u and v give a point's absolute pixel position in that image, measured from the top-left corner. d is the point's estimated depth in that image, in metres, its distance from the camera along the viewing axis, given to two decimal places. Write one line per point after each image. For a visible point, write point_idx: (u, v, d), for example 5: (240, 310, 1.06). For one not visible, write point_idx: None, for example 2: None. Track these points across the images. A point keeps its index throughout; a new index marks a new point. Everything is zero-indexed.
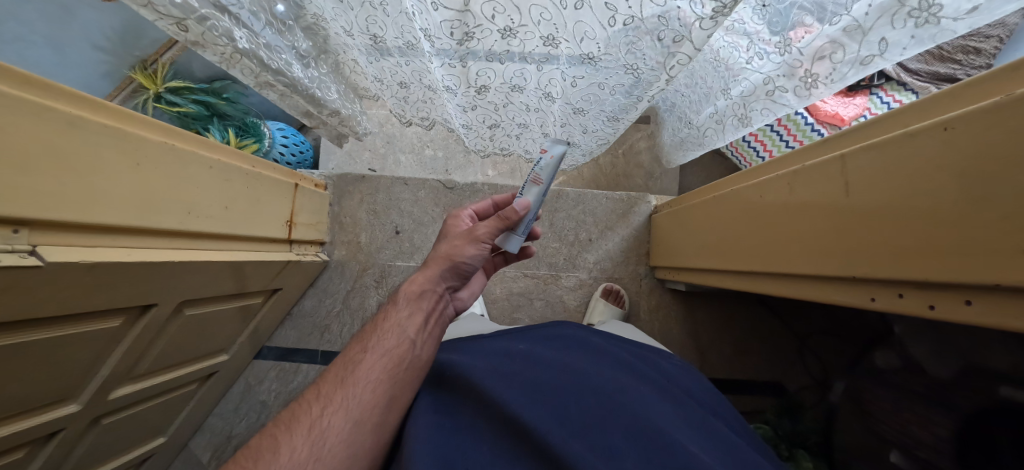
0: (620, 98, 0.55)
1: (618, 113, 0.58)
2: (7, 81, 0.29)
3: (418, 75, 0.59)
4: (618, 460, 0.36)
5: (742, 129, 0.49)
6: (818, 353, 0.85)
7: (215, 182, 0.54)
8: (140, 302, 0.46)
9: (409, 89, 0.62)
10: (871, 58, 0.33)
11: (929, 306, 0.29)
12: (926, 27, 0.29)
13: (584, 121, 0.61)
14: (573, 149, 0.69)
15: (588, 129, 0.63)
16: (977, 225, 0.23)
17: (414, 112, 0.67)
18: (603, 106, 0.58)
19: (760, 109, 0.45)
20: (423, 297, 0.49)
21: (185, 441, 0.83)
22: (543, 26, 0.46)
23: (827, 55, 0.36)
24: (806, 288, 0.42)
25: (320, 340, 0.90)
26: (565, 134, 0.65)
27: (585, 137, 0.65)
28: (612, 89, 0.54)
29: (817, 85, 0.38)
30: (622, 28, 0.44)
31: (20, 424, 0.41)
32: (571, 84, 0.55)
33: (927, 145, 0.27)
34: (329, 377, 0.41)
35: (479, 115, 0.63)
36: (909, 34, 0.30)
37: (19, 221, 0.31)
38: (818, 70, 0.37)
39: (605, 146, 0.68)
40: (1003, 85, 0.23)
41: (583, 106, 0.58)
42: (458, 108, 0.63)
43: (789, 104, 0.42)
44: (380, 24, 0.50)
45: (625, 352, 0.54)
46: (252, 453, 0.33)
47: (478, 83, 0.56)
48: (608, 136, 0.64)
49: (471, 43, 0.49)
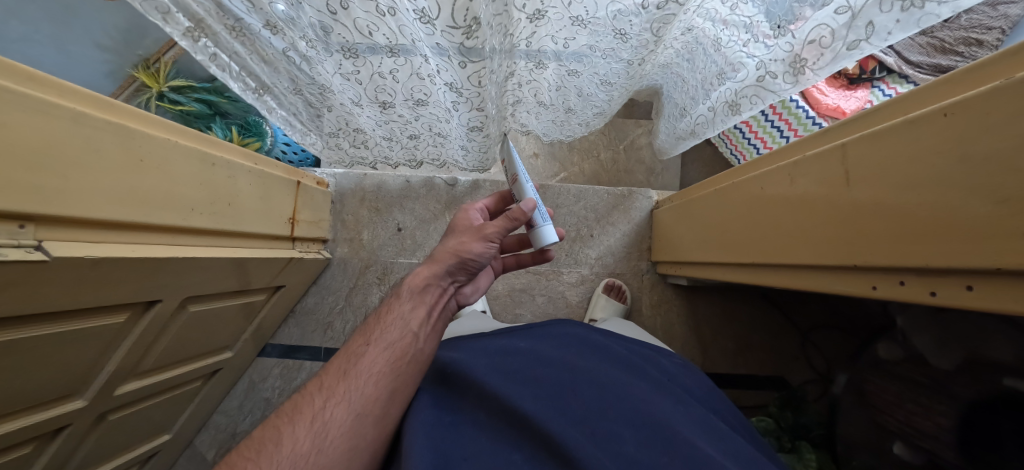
0: (613, 63, 0.53)
1: (610, 78, 0.57)
2: (12, 77, 0.30)
3: (428, 126, 0.62)
4: (617, 445, 0.38)
5: (733, 117, 0.49)
6: (820, 347, 0.85)
7: (218, 179, 0.54)
8: (145, 298, 0.46)
9: (418, 138, 0.65)
10: (858, 43, 0.33)
11: (930, 292, 0.29)
12: (910, 12, 0.29)
13: (580, 83, 0.58)
14: (570, 119, 0.67)
15: (583, 92, 0.60)
16: (977, 211, 0.24)
17: (426, 154, 0.70)
18: (597, 70, 0.55)
19: (750, 96, 0.45)
20: (427, 291, 0.49)
21: (189, 438, 0.84)
22: (529, 5, 0.44)
23: (817, 39, 0.36)
24: (808, 278, 0.43)
25: (323, 337, 0.90)
26: (560, 99, 0.62)
27: (579, 102, 0.63)
28: (602, 54, 0.52)
29: (804, 70, 0.38)
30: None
31: (26, 420, 0.41)
32: (562, 50, 0.51)
33: (929, 132, 0.27)
34: (331, 369, 0.41)
35: (478, 145, 0.65)
36: (895, 18, 0.30)
37: (27, 216, 0.31)
38: (807, 54, 0.37)
39: (600, 120, 0.68)
40: (1007, 68, 0.23)
41: (577, 67, 0.55)
42: (462, 145, 0.67)
43: (779, 92, 0.43)
44: (387, 86, 0.52)
45: (627, 350, 0.55)
46: (256, 444, 0.34)
47: (478, 123, 0.58)
48: (603, 104, 0.63)
49: (483, 81, 0.48)
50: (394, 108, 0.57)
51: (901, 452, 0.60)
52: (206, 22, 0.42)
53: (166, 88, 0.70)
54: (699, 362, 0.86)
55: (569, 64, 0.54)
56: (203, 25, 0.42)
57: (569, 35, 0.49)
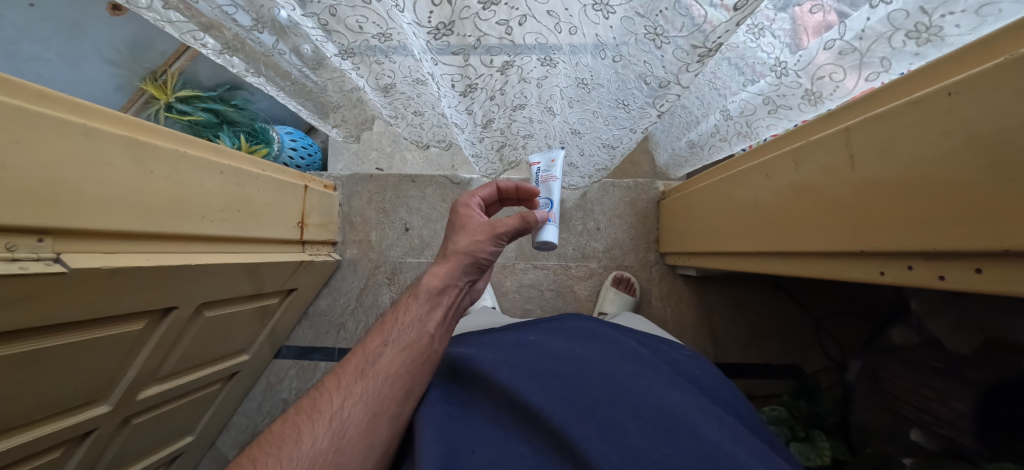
0: (614, 129, 0.54)
1: (613, 143, 0.58)
2: (23, 96, 0.31)
3: (431, 106, 0.58)
4: (623, 440, 0.38)
5: (748, 141, 0.50)
6: (836, 334, 0.84)
7: (231, 188, 0.55)
8: (162, 306, 0.48)
9: (424, 118, 0.61)
10: (877, 74, 0.33)
11: (938, 276, 0.29)
12: (930, 44, 0.29)
13: (581, 144, 0.60)
14: (573, 172, 0.69)
15: (585, 152, 0.63)
16: (984, 192, 0.23)
17: (432, 136, 0.65)
18: (599, 134, 0.56)
19: (766, 125, 0.46)
20: (444, 293, 0.50)
21: (212, 439, 0.87)
22: (540, 50, 0.44)
23: (827, 75, 0.35)
24: (815, 264, 0.42)
25: (336, 338, 0.92)
26: (564, 152, 0.64)
27: (583, 160, 0.65)
28: (605, 120, 0.53)
29: (821, 101, 0.38)
30: (611, 62, 0.42)
31: (53, 425, 0.43)
32: (568, 105, 0.53)
33: (937, 114, 0.26)
34: (349, 368, 0.43)
35: (488, 145, 0.61)
36: (915, 51, 0.30)
37: (44, 230, 0.33)
38: (820, 88, 0.37)
39: (604, 173, 0.69)
40: (1009, 44, 0.23)
41: (580, 129, 0.57)
42: (468, 144, 0.61)
43: (793, 118, 0.42)
44: (387, 74, 0.50)
45: (640, 346, 0.54)
46: (276, 440, 0.36)
47: (484, 119, 0.54)
48: (605, 162, 0.65)
49: (474, 94, 0.48)
50: (398, 93, 0.54)
51: (918, 437, 0.60)
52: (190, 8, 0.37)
53: (174, 99, 0.72)
54: (709, 352, 0.86)
55: (575, 121, 0.56)
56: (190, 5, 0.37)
57: (573, 95, 0.51)
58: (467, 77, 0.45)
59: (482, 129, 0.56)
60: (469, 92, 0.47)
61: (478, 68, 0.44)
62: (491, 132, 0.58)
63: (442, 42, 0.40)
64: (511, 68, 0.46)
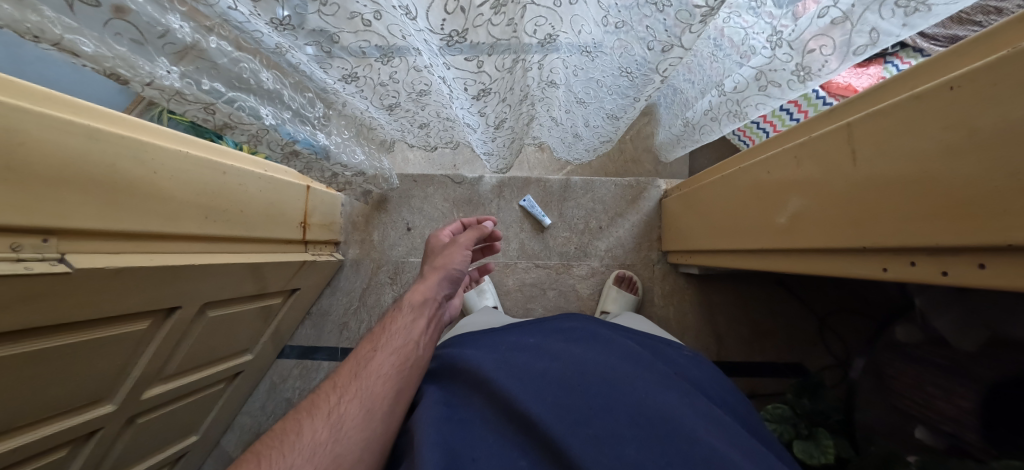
0: (618, 98, 0.54)
1: (617, 113, 0.58)
2: (23, 96, 0.31)
3: (435, 113, 0.60)
4: (619, 449, 0.37)
5: (737, 122, 0.50)
6: (839, 332, 0.83)
7: (234, 188, 0.56)
8: (166, 305, 0.48)
9: (428, 127, 0.64)
10: (864, 48, 0.32)
11: (942, 272, 0.29)
12: (917, 15, 0.28)
13: (586, 113, 0.61)
14: (577, 143, 0.73)
15: (590, 122, 0.63)
16: (988, 186, 0.23)
17: (438, 137, 0.69)
18: (603, 103, 0.56)
19: (754, 104, 0.46)
20: (426, 305, 0.52)
21: (216, 438, 0.87)
22: (540, 32, 0.42)
23: (817, 48, 0.34)
24: (818, 260, 0.42)
25: (339, 338, 0.92)
26: (570, 120, 0.66)
27: (587, 130, 0.67)
28: (609, 88, 0.53)
29: (810, 78, 0.37)
30: (615, 28, 0.42)
31: (59, 423, 0.44)
32: (573, 74, 0.53)
33: (938, 107, 0.26)
34: (343, 371, 0.43)
35: (501, 143, 0.64)
36: (900, 22, 0.29)
37: (49, 230, 0.33)
38: (809, 63, 0.36)
39: (609, 144, 0.71)
40: (1013, 36, 0.23)
41: (586, 97, 0.57)
42: (480, 142, 0.65)
43: (783, 96, 0.42)
44: (392, 93, 0.51)
45: (634, 345, 0.54)
46: (278, 435, 0.36)
47: (495, 121, 0.56)
48: (609, 133, 0.66)
49: (487, 97, 0.49)
50: (401, 109, 0.56)
51: (923, 435, 0.60)
52: (208, 52, 0.38)
53: None
54: (711, 351, 0.86)
55: (579, 90, 0.56)
56: (205, 55, 0.38)
57: (578, 63, 0.50)
58: (477, 78, 0.46)
59: (494, 129, 0.59)
60: (482, 95, 0.49)
61: (496, 74, 0.45)
62: (502, 132, 0.61)
63: (455, 48, 0.40)
64: (519, 63, 0.45)
